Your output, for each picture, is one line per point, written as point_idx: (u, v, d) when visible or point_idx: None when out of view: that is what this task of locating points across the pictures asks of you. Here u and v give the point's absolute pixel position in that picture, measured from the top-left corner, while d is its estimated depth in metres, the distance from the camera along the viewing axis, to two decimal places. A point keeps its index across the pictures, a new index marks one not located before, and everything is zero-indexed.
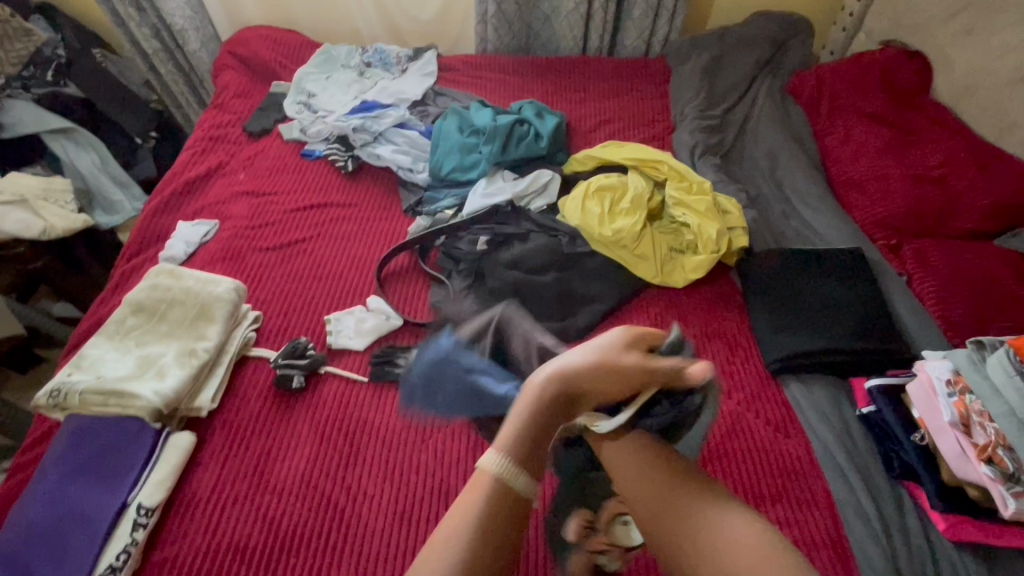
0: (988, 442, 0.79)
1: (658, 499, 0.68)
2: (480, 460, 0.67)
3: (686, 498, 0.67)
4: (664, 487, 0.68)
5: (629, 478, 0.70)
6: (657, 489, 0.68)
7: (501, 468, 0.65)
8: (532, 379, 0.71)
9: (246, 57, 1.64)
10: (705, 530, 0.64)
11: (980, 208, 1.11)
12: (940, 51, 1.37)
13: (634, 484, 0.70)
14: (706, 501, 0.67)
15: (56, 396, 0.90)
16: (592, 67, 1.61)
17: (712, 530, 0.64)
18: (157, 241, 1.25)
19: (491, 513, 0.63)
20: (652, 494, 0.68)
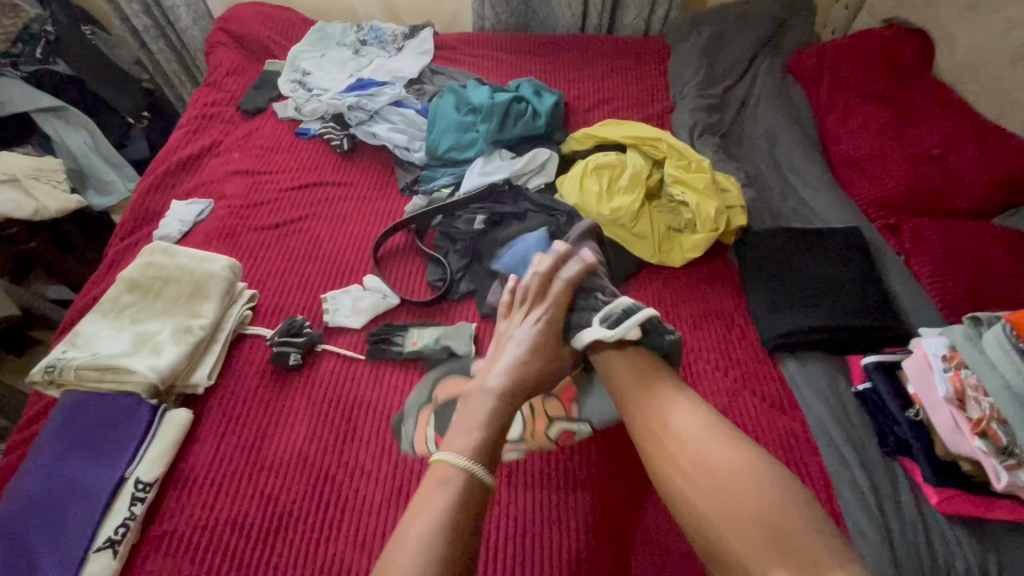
0: (982, 416, 0.79)
1: (656, 416, 0.73)
2: (442, 461, 0.70)
3: (684, 418, 0.71)
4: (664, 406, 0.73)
5: (635, 395, 0.75)
6: (657, 408, 0.73)
7: (468, 464, 0.69)
8: (484, 386, 0.77)
9: (239, 34, 1.61)
10: (693, 446, 0.68)
11: (980, 186, 1.11)
12: (942, 29, 1.35)
13: (637, 400, 0.75)
14: (701, 423, 0.70)
15: (51, 372, 0.89)
16: (591, 45, 1.59)
17: (703, 447, 0.68)
18: (151, 220, 1.24)
19: (470, 492, 0.67)
20: (651, 413, 0.73)
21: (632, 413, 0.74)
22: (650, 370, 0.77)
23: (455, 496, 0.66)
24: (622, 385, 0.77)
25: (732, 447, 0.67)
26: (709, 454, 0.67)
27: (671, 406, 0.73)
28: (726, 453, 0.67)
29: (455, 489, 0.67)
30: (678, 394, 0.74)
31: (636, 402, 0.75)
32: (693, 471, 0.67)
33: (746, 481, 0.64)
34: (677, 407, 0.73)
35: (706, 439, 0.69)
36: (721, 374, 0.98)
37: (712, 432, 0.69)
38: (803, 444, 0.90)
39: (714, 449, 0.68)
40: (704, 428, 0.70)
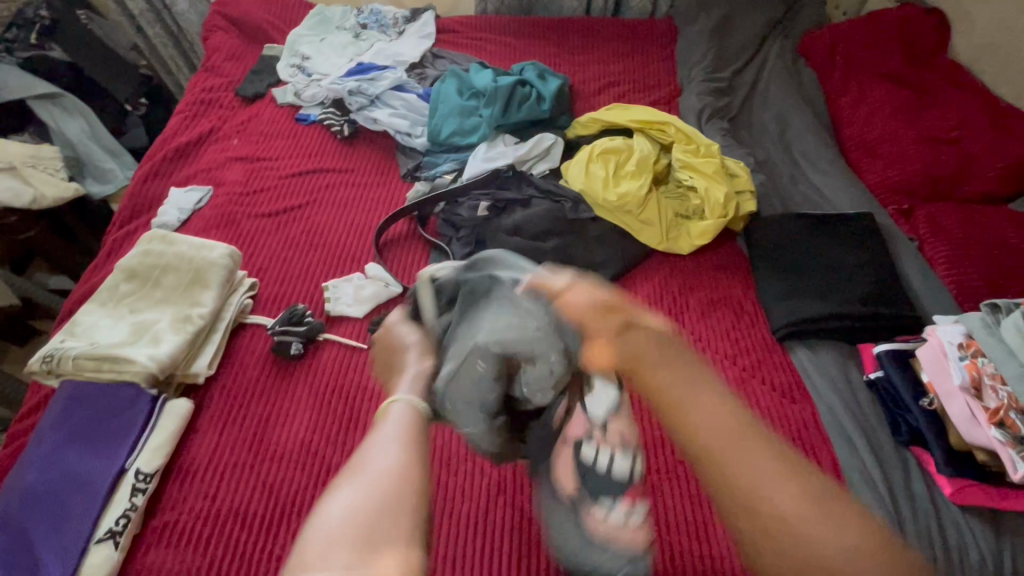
0: (1000, 406, 0.77)
1: (665, 357, 0.57)
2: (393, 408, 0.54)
3: (749, 464, 0.51)
4: (728, 434, 0.52)
5: (696, 414, 0.54)
6: (726, 446, 0.52)
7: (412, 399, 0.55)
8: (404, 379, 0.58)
9: (236, 18, 1.57)
10: (803, 522, 0.49)
11: (997, 169, 1.07)
12: (959, 9, 1.31)
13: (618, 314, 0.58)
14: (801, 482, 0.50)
15: (49, 361, 0.88)
16: (597, 28, 1.55)
17: (795, 514, 0.49)
18: (150, 208, 1.22)
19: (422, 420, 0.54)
20: (727, 449, 0.52)
21: (694, 443, 0.53)
22: (707, 397, 0.55)
23: (402, 423, 0.52)
24: (689, 404, 0.54)
25: (833, 521, 0.49)
26: (803, 520, 0.49)
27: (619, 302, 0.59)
28: (830, 529, 0.49)
29: (415, 422, 0.53)
30: (744, 428, 0.53)
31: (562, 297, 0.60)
32: (781, 537, 0.49)
33: (851, 551, 0.48)
34: (740, 438, 0.52)
35: (789, 495, 0.50)
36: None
37: (809, 497, 0.50)
38: (800, 436, 0.88)
39: (825, 524, 0.49)
40: (776, 465, 0.51)
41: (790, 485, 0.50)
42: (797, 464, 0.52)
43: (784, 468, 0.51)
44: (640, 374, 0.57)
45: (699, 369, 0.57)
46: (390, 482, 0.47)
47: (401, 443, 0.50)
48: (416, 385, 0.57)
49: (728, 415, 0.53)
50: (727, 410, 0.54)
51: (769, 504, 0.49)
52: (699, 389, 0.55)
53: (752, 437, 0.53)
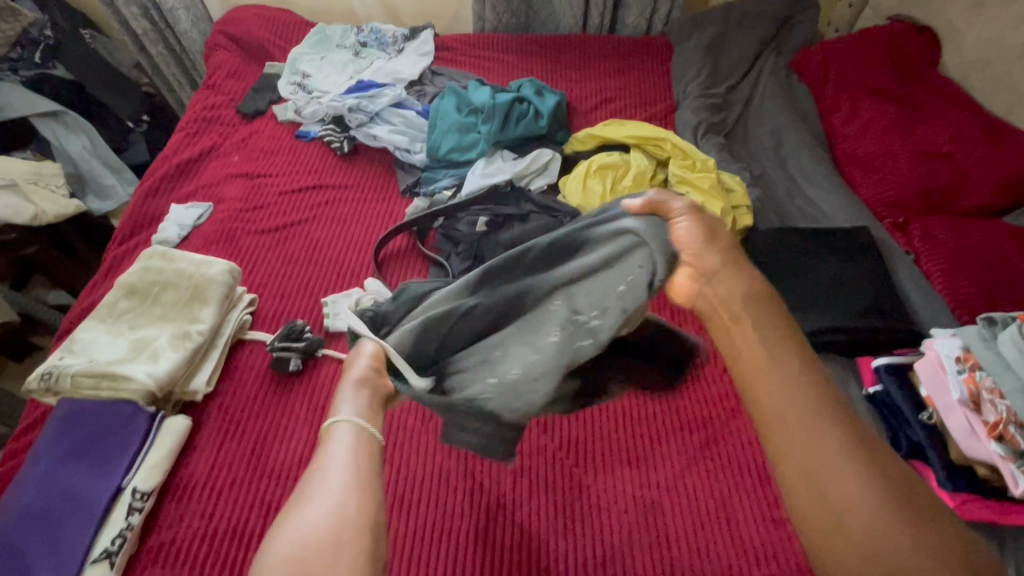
0: (999, 419, 0.77)
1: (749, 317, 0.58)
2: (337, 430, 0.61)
3: (829, 446, 0.51)
4: (771, 367, 0.55)
5: (748, 349, 0.57)
6: (806, 420, 0.52)
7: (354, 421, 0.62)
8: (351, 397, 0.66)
9: (238, 36, 1.60)
10: (836, 467, 0.50)
11: (991, 183, 1.08)
12: (949, 26, 1.33)
13: (698, 261, 0.60)
14: (842, 427, 0.52)
15: (48, 379, 0.88)
16: (593, 45, 1.57)
17: (869, 508, 0.49)
18: (150, 224, 1.23)
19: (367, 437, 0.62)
20: (805, 427, 0.52)
21: (767, 408, 0.54)
22: (785, 371, 0.55)
23: (348, 451, 0.59)
24: (773, 375, 0.54)
25: (904, 525, 0.49)
26: (877, 519, 0.48)
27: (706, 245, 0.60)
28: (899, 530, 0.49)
29: (362, 446, 0.60)
30: (825, 415, 0.52)
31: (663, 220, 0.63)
32: (849, 526, 0.49)
33: (868, 501, 0.49)
34: (785, 374, 0.55)
35: (866, 490, 0.49)
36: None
37: (885, 499, 0.49)
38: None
39: (852, 471, 0.50)
40: (819, 413, 0.52)
41: (870, 482, 0.50)
42: (881, 461, 0.51)
43: (835, 418, 0.52)
44: (721, 333, 0.59)
45: (784, 340, 0.57)
46: (338, 505, 0.54)
47: (348, 465, 0.58)
48: (357, 406, 0.64)
49: (808, 389, 0.54)
50: (806, 384, 0.54)
51: (842, 491, 0.49)
52: (780, 362, 0.55)
53: (830, 418, 0.52)
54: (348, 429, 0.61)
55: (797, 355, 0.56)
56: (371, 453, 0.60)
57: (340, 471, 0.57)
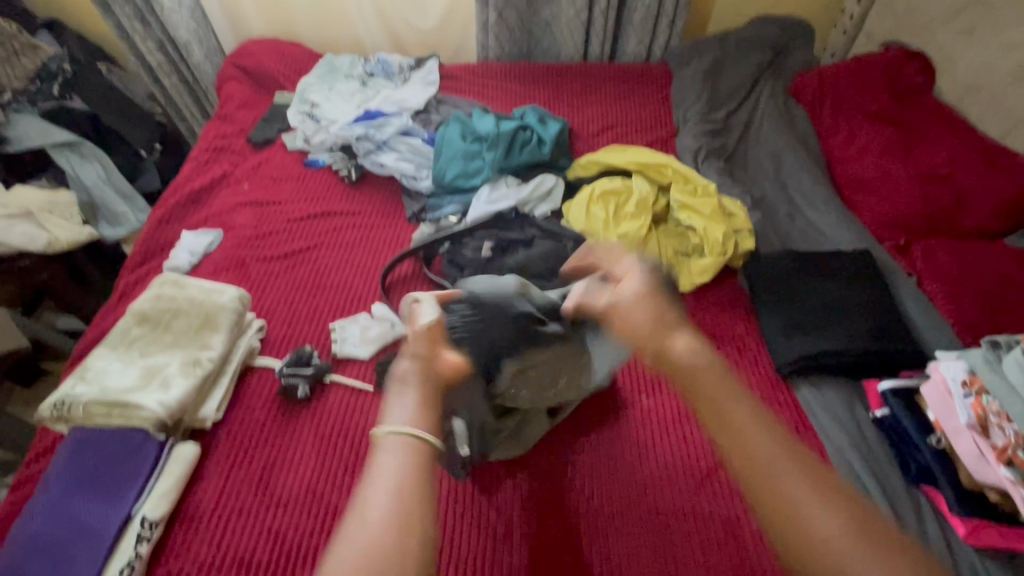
0: (1007, 443, 0.76)
1: (706, 375, 0.58)
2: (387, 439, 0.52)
3: (792, 483, 0.50)
4: (732, 406, 0.55)
5: (714, 390, 0.57)
6: (768, 457, 0.51)
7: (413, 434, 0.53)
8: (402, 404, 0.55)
9: (249, 68, 1.65)
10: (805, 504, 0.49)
11: (989, 206, 1.10)
12: (942, 51, 1.36)
13: (654, 338, 0.63)
14: (808, 469, 0.51)
15: (60, 407, 0.89)
16: (594, 73, 1.61)
17: (841, 546, 0.47)
18: (162, 251, 1.25)
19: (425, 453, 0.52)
20: (768, 464, 0.51)
21: (734, 443, 0.53)
22: (741, 413, 0.54)
23: (404, 461, 0.51)
24: (729, 416, 0.54)
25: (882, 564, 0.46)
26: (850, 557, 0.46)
27: (659, 326, 0.65)
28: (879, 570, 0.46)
29: (413, 459, 0.51)
30: (784, 451, 0.52)
31: (618, 316, 0.69)
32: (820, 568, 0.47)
33: (842, 542, 0.47)
34: (753, 416, 0.55)
35: (838, 525, 0.48)
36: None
37: (860, 533, 0.47)
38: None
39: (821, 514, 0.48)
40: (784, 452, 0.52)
41: (841, 516, 0.48)
42: (848, 496, 0.50)
43: (801, 457, 0.52)
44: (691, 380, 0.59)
45: (739, 385, 0.57)
46: (392, 515, 0.47)
47: (400, 482, 0.49)
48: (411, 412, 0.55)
49: (768, 426, 0.54)
50: (762, 427, 0.54)
51: (809, 528, 0.48)
52: (735, 402, 0.55)
53: (792, 452, 0.52)
54: (401, 439, 0.52)
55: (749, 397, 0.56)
56: (424, 470, 0.51)
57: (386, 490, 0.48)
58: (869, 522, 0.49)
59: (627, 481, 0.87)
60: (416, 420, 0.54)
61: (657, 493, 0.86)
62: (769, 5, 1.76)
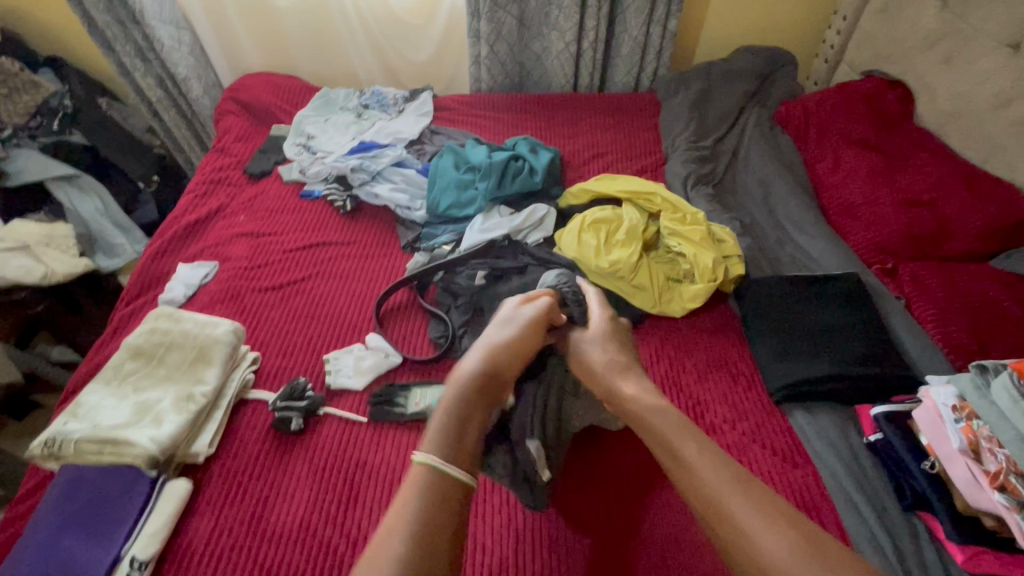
0: (1000, 469, 0.77)
1: (655, 414, 0.76)
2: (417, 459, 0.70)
3: (743, 516, 0.64)
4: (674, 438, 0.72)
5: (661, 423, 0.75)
6: (720, 492, 0.66)
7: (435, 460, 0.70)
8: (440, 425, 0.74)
9: (247, 102, 1.68)
10: (733, 506, 0.65)
11: (973, 230, 1.12)
12: (920, 79, 1.40)
13: (611, 386, 0.81)
14: (735, 478, 0.67)
15: (51, 445, 0.88)
16: (584, 103, 1.65)
17: (787, 560, 0.60)
18: (157, 283, 1.26)
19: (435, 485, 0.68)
20: (717, 496, 0.66)
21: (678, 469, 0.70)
22: (694, 455, 0.70)
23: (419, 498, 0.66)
24: (688, 462, 0.69)
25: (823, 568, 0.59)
26: (794, 565, 0.59)
27: (616, 373, 0.82)
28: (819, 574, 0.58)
29: (431, 488, 0.68)
30: (730, 484, 0.67)
31: (578, 360, 0.87)
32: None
33: (763, 529, 0.63)
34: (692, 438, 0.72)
35: (781, 543, 0.61)
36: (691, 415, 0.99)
37: (801, 546, 0.61)
38: (806, 502, 0.87)
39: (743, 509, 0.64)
40: (712, 463, 0.69)
41: (782, 534, 0.62)
42: (787, 514, 0.64)
43: (728, 467, 0.69)
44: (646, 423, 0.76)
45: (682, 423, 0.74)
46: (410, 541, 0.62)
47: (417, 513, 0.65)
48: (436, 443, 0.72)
49: (703, 450, 0.70)
50: (712, 463, 0.69)
51: (761, 550, 0.61)
52: (688, 447, 0.71)
53: (723, 466, 0.69)
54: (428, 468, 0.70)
55: (700, 438, 0.72)
56: (443, 496, 0.68)
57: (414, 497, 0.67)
58: (806, 533, 0.62)
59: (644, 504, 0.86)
60: (445, 457, 0.71)
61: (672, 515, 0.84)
62: (753, 36, 1.82)
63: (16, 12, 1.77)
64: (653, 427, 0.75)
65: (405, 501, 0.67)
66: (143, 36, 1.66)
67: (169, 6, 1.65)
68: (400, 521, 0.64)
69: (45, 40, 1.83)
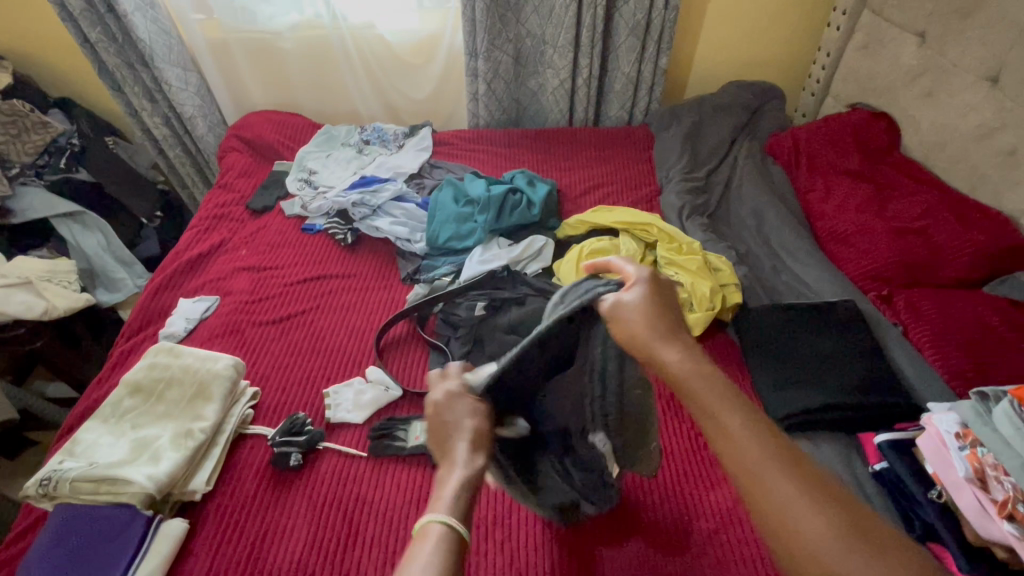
0: (1007, 497, 0.75)
1: (695, 377, 0.64)
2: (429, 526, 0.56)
3: (783, 491, 0.54)
4: (708, 398, 0.62)
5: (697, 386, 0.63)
6: (758, 461, 0.56)
7: (451, 524, 0.56)
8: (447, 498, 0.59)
9: (250, 139, 1.72)
10: (773, 478, 0.55)
11: (965, 256, 1.13)
12: (904, 112, 1.44)
13: (648, 347, 0.67)
14: (780, 451, 0.57)
15: (46, 485, 0.86)
16: (579, 137, 1.69)
17: (826, 548, 0.51)
18: (158, 318, 1.27)
19: (452, 549, 0.55)
20: (757, 470, 0.56)
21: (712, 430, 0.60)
22: (740, 423, 0.59)
23: (434, 556, 0.53)
24: (724, 426, 0.59)
25: (868, 561, 0.50)
26: (837, 553, 0.50)
27: (657, 334, 0.68)
28: (864, 565, 0.49)
29: (449, 555, 0.54)
30: (775, 456, 0.57)
31: (614, 326, 0.70)
32: (810, 568, 0.51)
33: (805, 506, 0.53)
34: (732, 404, 0.61)
35: (824, 524, 0.52)
36: (685, 447, 0.97)
37: (841, 530, 0.51)
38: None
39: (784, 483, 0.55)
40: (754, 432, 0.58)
41: (826, 515, 0.52)
42: (837, 494, 0.54)
43: (772, 438, 0.58)
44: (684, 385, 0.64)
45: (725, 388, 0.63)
46: None
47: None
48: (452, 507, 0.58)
49: (744, 415, 0.60)
50: (759, 436, 0.58)
51: (795, 532, 0.52)
52: (728, 412, 0.60)
53: (766, 436, 0.58)
54: (442, 525, 0.56)
55: (743, 405, 0.61)
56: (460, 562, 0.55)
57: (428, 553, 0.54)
58: (854, 519, 0.53)
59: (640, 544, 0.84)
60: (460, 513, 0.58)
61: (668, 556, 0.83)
62: (740, 72, 1.88)
63: (29, 56, 1.83)
64: (693, 390, 0.63)
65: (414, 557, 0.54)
66: (151, 78, 1.71)
67: (177, 49, 1.70)
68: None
69: (57, 83, 1.89)
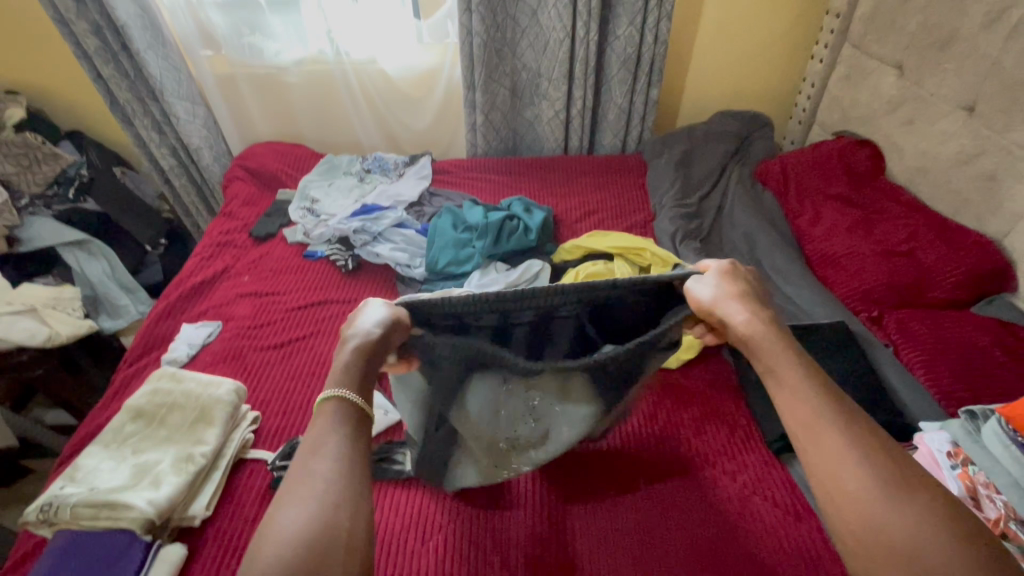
0: (1000, 516, 0.76)
1: (764, 334, 0.69)
2: (322, 401, 0.62)
3: (839, 440, 0.58)
4: (772, 351, 0.67)
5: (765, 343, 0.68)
6: (814, 410, 0.60)
7: (343, 396, 0.63)
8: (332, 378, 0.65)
9: (254, 168, 1.77)
10: (831, 428, 0.59)
11: (952, 279, 1.16)
12: (887, 139, 1.50)
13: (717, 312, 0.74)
14: (834, 405, 0.61)
15: (47, 510, 0.87)
16: (574, 165, 1.74)
17: (874, 493, 0.54)
18: (161, 343, 1.29)
19: (348, 421, 0.61)
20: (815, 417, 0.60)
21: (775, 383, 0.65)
22: (798, 380, 0.63)
23: (333, 431, 0.60)
24: (787, 383, 0.64)
25: (913, 505, 0.53)
26: (883, 495, 0.53)
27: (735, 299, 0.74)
28: (908, 509, 0.53)
29: (344, 429, 0.60)
30: (827, 411, 0.60)
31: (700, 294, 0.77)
32: (854, 506, 0.54)
33: (856, 452, 0.57)
34: (793, 359, 0.65)
35: (871, 470, 0.55)
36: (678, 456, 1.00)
37: (890, 479, 0.55)
38: (808, 557, 0.83)
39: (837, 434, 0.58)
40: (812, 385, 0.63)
41: (874, 461, 0.56)
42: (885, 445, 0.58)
43: (827, 394, 0.62)
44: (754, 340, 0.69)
45: (787, 346, 0.67)
46: (332, 478, 0.56)
47: (339, 455, 0.58)
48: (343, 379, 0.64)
49: (802, 369, 0.64)
50: (815, 393, 0.62)
51: (847, 476, 0.55)
52: (790, 365, 0.65)
53: (824, 392, 0.62)
54: (336, 401, 0.62)
55: (804, 361, 0.65)
56: (356, 434, 0.61)
57: (333, 438, 0.59)
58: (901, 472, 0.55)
59: (605, 504, 0.93)
60: (348, 386, 0.64)
61: (655, 540, 0.87)
62: (729, 102, 1.95)
63: (42, 92, 1.89)
64: (762, 348, 0.68)
65: (320, 441, 0.59)
66: (161, 111, 1.77)
67: (186, 83, 1.76)
68: (312, 457, 0.57)
69: (67, 116, 1.95)
